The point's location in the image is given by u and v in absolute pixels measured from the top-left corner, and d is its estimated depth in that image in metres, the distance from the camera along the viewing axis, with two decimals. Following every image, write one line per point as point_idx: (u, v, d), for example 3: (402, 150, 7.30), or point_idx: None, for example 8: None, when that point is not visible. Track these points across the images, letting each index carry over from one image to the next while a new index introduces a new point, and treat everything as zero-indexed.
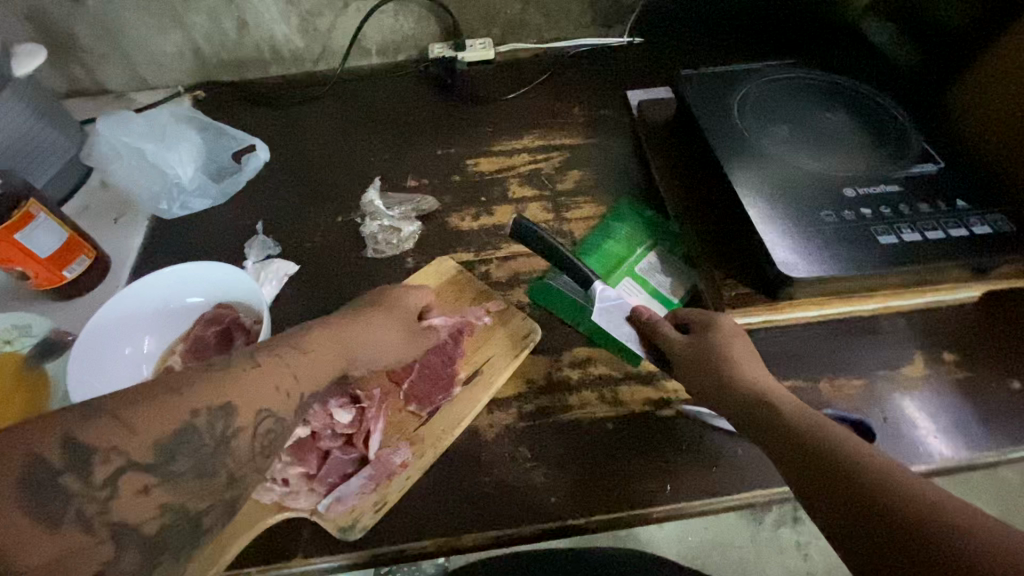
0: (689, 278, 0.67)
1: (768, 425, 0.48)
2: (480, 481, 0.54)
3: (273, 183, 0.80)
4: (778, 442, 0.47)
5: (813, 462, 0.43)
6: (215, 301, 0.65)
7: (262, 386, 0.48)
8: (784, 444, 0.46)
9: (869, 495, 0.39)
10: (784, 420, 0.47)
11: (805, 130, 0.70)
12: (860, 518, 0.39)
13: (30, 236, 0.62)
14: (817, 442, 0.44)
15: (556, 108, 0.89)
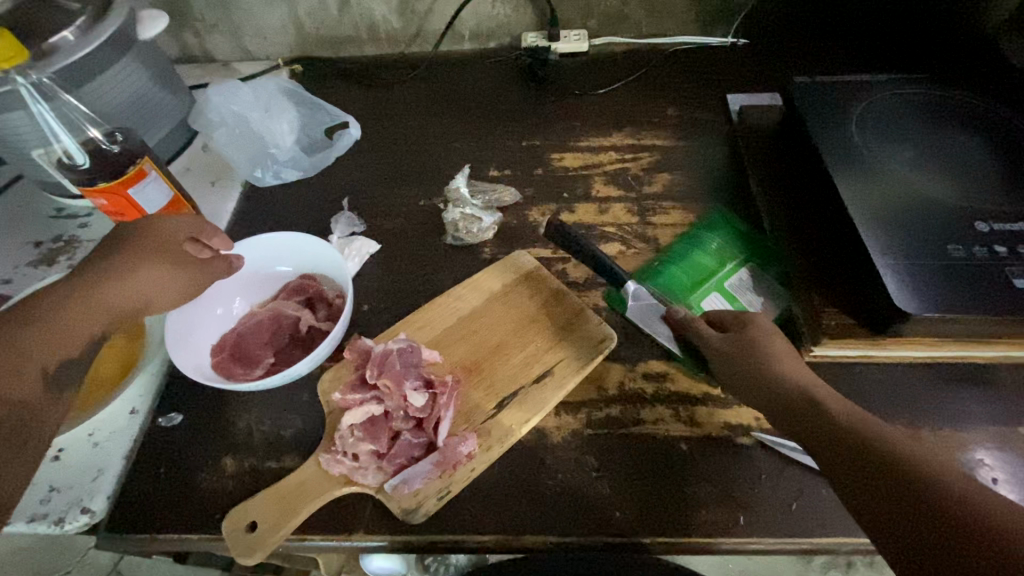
0: (781, 299, 0.63)
1: (806, 419, 0.47)
2: (543, 483, 0.54)
3: (359, 162, 0.81)
4: (821, 442, 0.45)
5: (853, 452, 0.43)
6: (301, 272, 0.67)
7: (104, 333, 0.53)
8: (821, 436, 0.45)
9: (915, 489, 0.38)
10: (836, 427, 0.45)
11: (930, 153, 0.64)
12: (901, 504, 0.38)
13: (142, 192, 0.65)
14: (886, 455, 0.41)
15: (649, 107, 0.85)
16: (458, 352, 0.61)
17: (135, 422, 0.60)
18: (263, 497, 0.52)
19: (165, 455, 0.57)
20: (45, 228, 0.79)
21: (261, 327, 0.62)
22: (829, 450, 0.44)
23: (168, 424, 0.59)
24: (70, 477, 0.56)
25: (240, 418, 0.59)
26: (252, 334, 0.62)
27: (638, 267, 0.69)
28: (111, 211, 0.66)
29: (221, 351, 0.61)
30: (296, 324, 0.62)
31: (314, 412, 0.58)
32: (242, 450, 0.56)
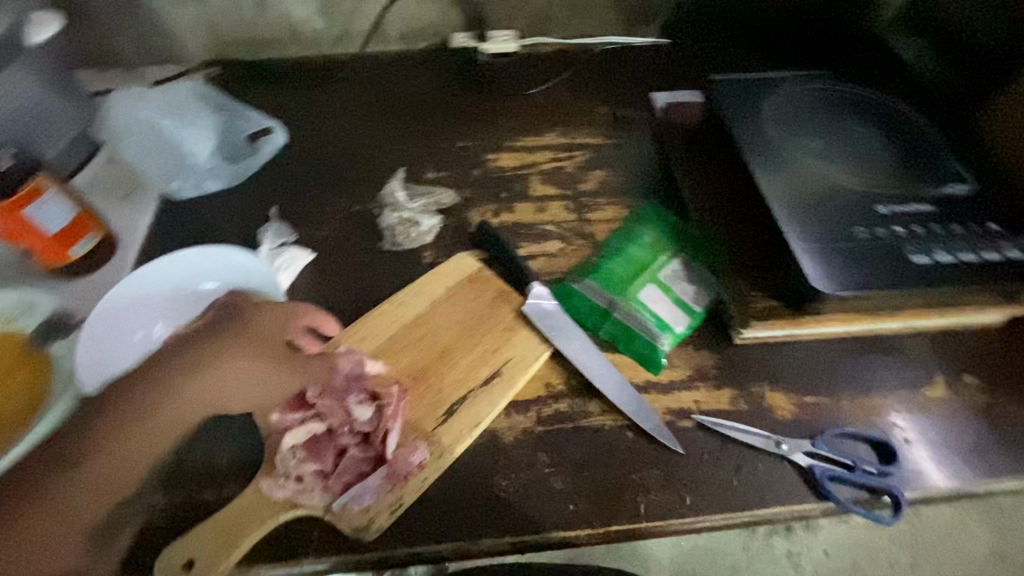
0: (712, 286, 0.66)
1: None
2: (496, 484, 0.54)
3: (287, 169, 0.78)
4: None
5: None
6: (229, 287, 0.63)
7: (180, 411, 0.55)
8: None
9: None
10: None
11: (836, 144, 0.69)
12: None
13: (38, 213, 0.60)
14: None
15: (580, 106, 0.87)
16: (404, 360, 0.60)
17: None
18: (201, 529, 0.49)
19: None
20: None
21: (188, 349, 0.58)
22: None
23: None
24: None
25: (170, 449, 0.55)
26: (177, 359, 0.57)
27: (578, 263, 0.70)
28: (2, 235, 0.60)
29: (143, 379, 0.56)
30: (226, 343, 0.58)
31: (252, 435, 0.55)
32: (175, 483, 0.53)
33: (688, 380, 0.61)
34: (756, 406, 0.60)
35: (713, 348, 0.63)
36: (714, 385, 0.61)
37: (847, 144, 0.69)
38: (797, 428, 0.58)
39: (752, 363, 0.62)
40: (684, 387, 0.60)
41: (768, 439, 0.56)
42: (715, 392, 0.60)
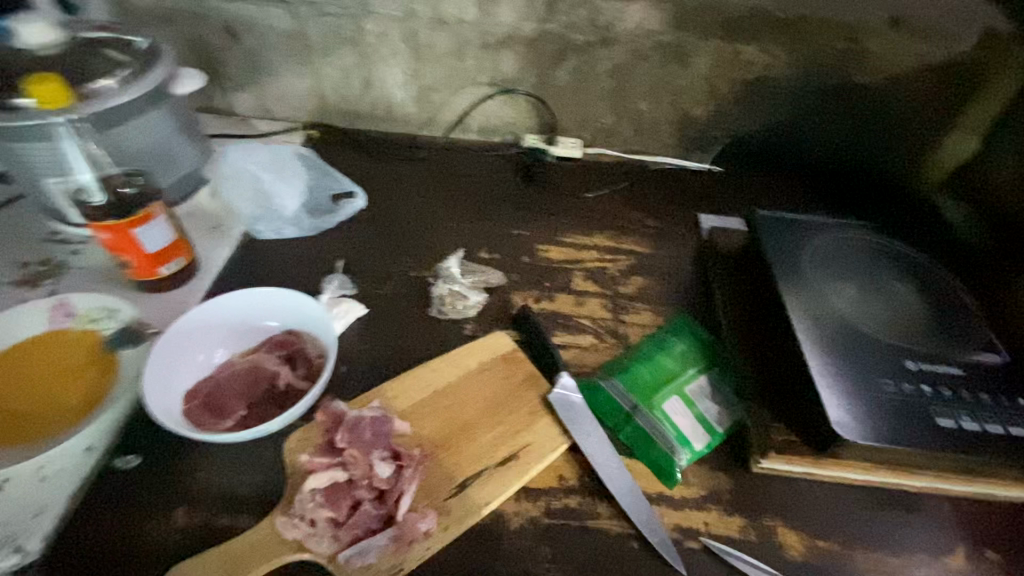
0: (735, 410, 0.67)
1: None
2: (494, 568, 0.54)
3: (358, 229, 0.86)
4: None
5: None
6: (287, 328, 0.69)
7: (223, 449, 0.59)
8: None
9: None
10: None
11: (871, 293, 0.72)
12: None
13: (145, 233, 0.68)
14: None
15: (629, 215, 0.94)
16: (429, 425, 0.63)
17: (88, 459, 0.59)
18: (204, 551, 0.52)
19: (115, 500, 0.56)
20: (35, 249, 0.81)
21: (239, 378, 0.63)
22: None
23: (124, 466, 0.58)
24: (9, 510, 0.55)
25: (199, 469, 0.58)
26: (228, 384, 0.62)
27: (608, 360, 0.73)
28: (110, 247, 0.68)
29: (194, 398, 0.61)
30: (274, 379, 0.63)
31: (277, 470, 0.58)
32: (196, 502, 0.56)
33: (700, 499, 0.61)
34: (765, 539, 0.59)
35: (728, 471, 0.64)
36: (725, 509, 0.61)
37: (882, 294, 0.72)
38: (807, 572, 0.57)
39: (766, 493, 0.62)
40: (695, 506, 0.61)
41: None
42: (725, 517, 0.60)
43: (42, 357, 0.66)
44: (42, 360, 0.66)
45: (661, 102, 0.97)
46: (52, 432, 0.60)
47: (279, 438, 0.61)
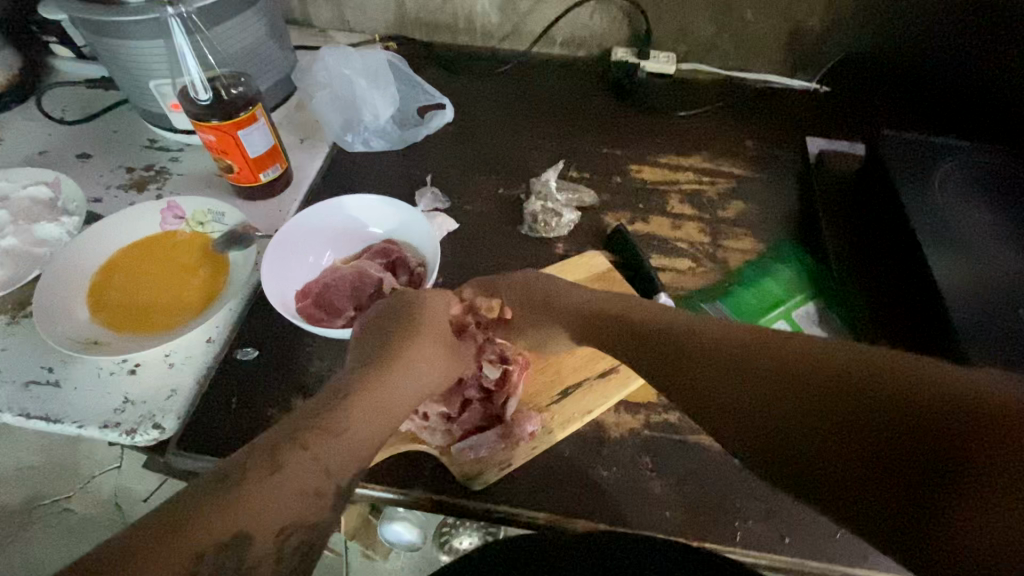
0: (844, 339, 0.64)
1: (660, 349, 0.48)
2: (598, 473, 0.55)
3: (445, 143, 0.84)
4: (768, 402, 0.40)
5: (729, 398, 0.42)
6: (388, 236, 0.69)
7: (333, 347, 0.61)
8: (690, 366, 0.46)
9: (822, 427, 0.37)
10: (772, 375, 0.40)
11: (1009, 222, 0.66)
12: (876, 451, 0.35)
13: (248, 136, 0.68)
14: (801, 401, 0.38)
15: (726, 136, 0.88)
16: (529, 337, 0.63)
17: (211, 350, 0.63)
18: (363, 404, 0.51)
19: (238, 387, 0.60)
20: (138, 156, 0.83)
21: (346, 281, 0.64)
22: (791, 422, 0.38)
23: (244, 358, 0.62)
24: (146, 391, 0.59)
25: (312, 365, 0.61)
26: (335, 287, 0.64)
27: (707, 284, 0.70)
28: (214, 149, 0.69)
29: (306, 298, 0.63)
30: (379, 284, 0.64)
31: None
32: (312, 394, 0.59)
33: None
34: None
35: None
36: None
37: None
38: None
39: None
40: None
41: None
42: None
43: (158, 253, 0.70)
44: (157, 258, 0.69)
45: (773, 10, 0.88)
46: (174, 321, 0.63)
47: None
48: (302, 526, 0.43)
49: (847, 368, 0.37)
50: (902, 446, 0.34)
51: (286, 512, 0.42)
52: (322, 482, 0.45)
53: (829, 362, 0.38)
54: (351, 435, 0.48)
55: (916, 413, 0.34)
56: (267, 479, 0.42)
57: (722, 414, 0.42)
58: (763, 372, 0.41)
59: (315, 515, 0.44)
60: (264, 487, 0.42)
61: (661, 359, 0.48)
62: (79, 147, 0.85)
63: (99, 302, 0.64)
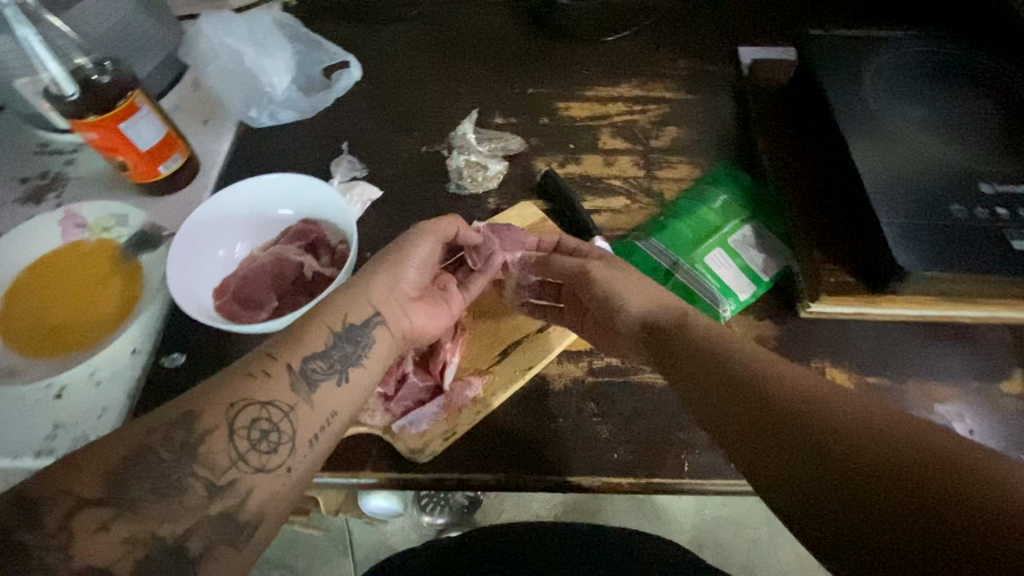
0: (783, 257, 0.63)
1: (730, 390, 0.45)
2: (545, 426, 0.56)
3: (359, 105, 0.79)
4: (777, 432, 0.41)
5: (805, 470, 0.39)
6: (303, 215, 0.65)
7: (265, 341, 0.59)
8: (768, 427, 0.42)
9: (830, 466, 0.38)
10: (794, 410, 0.41)
11: (941, 113, 0.64)
12: (899, 523, 0.34)
13: (134, 128, 0.63)
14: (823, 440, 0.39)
15: (657, 58, 0.83)
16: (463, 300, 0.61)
17: (137, 361, 0.60)
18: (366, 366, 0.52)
19: (169, 395, 0.58)
20: (28, 164, 0.77)
21: (265, 270, 0.62)
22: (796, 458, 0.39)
23: (172, 364, 0.59)
24: (75, 413, 0.57)
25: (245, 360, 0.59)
26: (255, 278, 0.61)
27: (643, 220, 0.68)
28: (100, 147, 0.63)
29: (224, 294, 0.60)
30: (300, 268, 0.62)
31: None
32: None
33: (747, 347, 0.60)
34: None
35: (775, 319, 0.61)
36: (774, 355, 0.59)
37: (954, 113, 0.64)
38: None
39: (815, 338, 0.60)
40: None
41: None
42: None
43: (64, 268, 0.65)
44: (64, 272, 0.65)
45: None
46: (91, 339, 0.60)
47: None
48: (259, 402, 0.46)
49: (883, 431, 0.37)
50: (917, 526, 0.34)
51: (237, 388, 0.45)
52: (271, 364, 0.47)
53: (910, 442, 0.36)
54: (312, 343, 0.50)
55: (955, 501, 0.33)
56: (217, 373, 0.46)
57: (790, 481, 0.39)
58: (844, 447, 0.38)
59: (273, 394, 0.46)
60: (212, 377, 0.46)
61: (740, 409, 0.44)
62: None
63: (9, 329, 0.61)
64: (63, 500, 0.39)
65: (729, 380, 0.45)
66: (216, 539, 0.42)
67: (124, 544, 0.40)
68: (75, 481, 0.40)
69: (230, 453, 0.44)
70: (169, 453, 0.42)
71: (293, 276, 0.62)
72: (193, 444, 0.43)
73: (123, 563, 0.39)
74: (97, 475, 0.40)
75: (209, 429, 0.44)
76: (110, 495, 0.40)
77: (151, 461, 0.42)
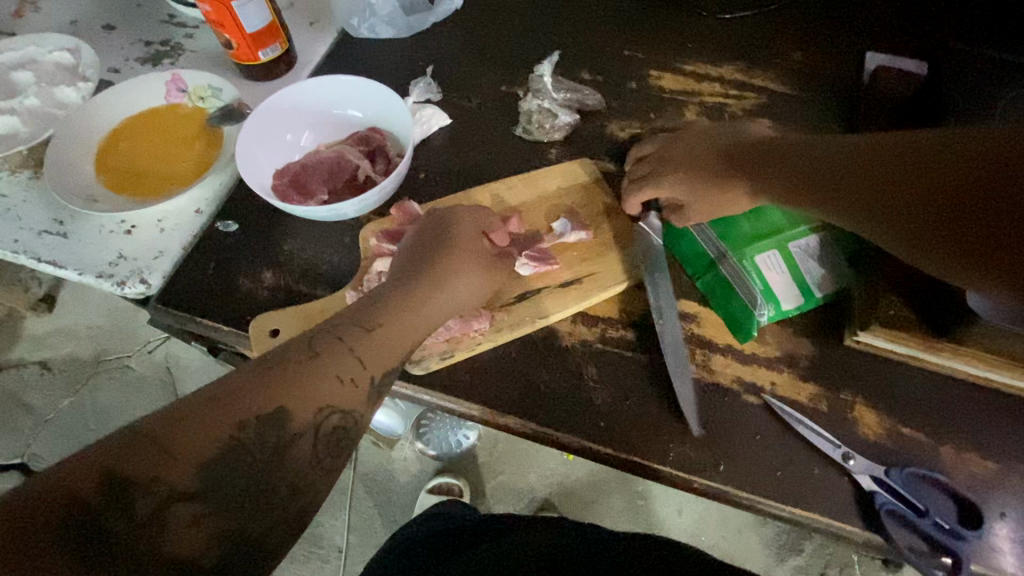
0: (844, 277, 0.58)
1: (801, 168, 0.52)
2: (540, 376, 0.56)
3: (452, 34, 0.79)
4: (854, 193, 0.47)
5: (938, 215, 0.41)
6: (371, 123, 0.68)
7: (309, 230, 0.64)
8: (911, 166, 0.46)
9: (900, 191, 0.43)
10: (863, 169, 0.47)
11: None
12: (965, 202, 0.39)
13: (243, 8, 0.67)
14: (888, 178, 0.44)
15: (773, 43, 0.76)
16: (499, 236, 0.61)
17: (198, 220, 0.66)
18: (403, 295, 0.54)
19: (215, 256, 0.63)
20: (156, 29, 0.84)
21: (323, 164, 0.65)
22: (886, 203, 0.45)
23: (224, 229, 0.64)
24: (138, 249, 0.64)
25: (286, 242, 0.63)
26: (312, 168, 0.65)
27: None
28: (211, 21, 0.68)
29: (283, 177, 0.64)
30: (355, 169, 0.64)
31: (352, 255, 0.62)
32: (281, 268, 0.62)
33: (773, 360, 0.56)
34: (837, 414, 0.54)
35: (814, 339, 0.57)
36: (800, 375, 0.55)
37: None
38: (875, 453, 0.52)
39: (853, 370, 0.55)
40: (766, 365, 0.56)
41: (836, 447, 0.51)
42: (797, 383, 0.55)
43: (160, 123, 0.72)
44: (159, 127, 0.72)
45: None
46: (166, 190, 0.67)
47: (357, 227, 0.64)
48: (339, 410, 0.46)
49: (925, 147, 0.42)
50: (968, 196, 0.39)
51: (325, 394, 0.45)
52: (354, 362, 0.48)
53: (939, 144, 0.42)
54: (361, 331, 0.50)
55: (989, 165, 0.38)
56: (287, 375, 0.44)
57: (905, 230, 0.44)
58: (917, 181, 0.42)
59: (350, 403, 0.46)
60: (292, 363, 0.45)
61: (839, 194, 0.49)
62: (103, 17, 0.86)
63: (106, 164, 0.68)
64: (157, 487, 0.37)
65: (822, 180, 0.50)
66: (293, 531, 0.42)
67: (212, 538, 0.38)
68: (168, 472, 0.37)
69: (310, 459, 0.43)
70: (261, 453, 0.41)
71: (345, 175, 0.64)
72: (284, 444, 0.42)
73: (205, 557, 0.37)
74: (190, 465, 0.38)
75: (297, 433, 0.43)
76: (203, 488, 0.38)
77: (235, 464, 0.40)
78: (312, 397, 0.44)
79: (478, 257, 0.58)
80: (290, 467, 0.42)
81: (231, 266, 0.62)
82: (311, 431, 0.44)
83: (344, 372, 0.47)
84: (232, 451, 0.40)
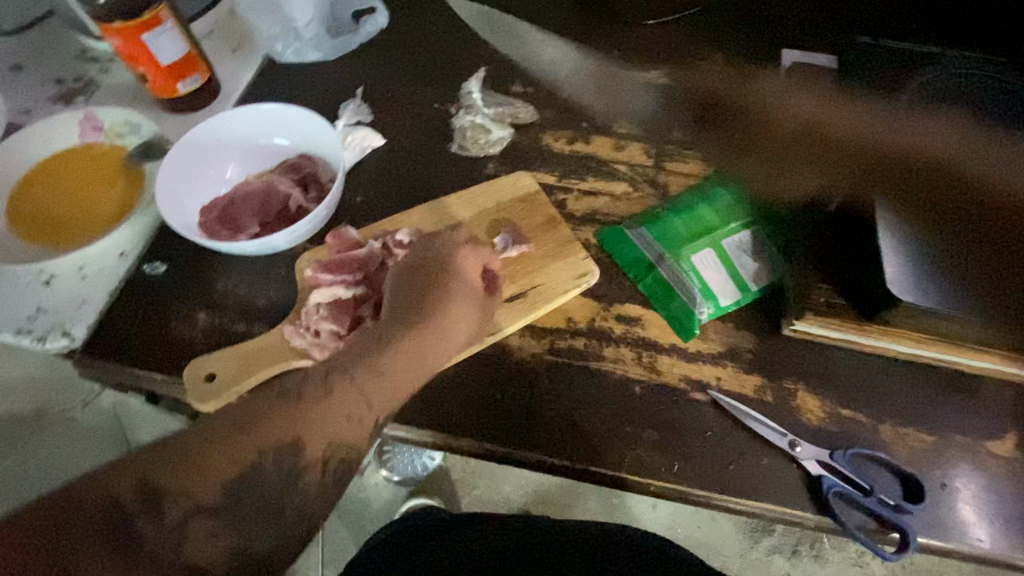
0: (778, 268, 0.60)
1: None
2: (491, 394, 0.56)
3: (380, 55, 0.78)
4: None
5: None
6: (300, 150, 0.66)
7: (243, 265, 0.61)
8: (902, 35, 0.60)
9: None
10: None
11: None
12: None
13: (155, 40, 0.64)
14: None
15: (696, 45, 0.78)
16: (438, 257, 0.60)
17: (123, 264, 0.62)
18: None
19: (143, 301, 0.60)
20: (67, 66, 0.80)
21: (253, 196, 0.63)
22: None
23: (153, 272, 0.61)
24: (59, 300, 0.60)
25: (219, 280, 0.61)
26: (241, 202, 0.63)
27: (639, 210, 0.66)
28: (124, 55, 0.65)
29: (211, 213, 0.62)
30: (286, 199, 0.63)
31: (290, 287, 0.60)
32: (215, 307, 0.59)
33: (718, 355, 0.57)
34: (781, 402, 0.55)
35: (754, 331, 0.58)
36: (744, 368, 0.57)
37: None
38: (820, 437, 0.54)
39: (793, 358, 0.57)
40: (711, 361, 0.57)
41: (783, 436, 0.52)
42: (742, 376, 0.56)
43: (75, 165, 0.68)
44: (75, 169, 0.68)
45: None
46: (86, 235, 0.63)
47: (294, 259, 0.62)
48: (344, 447, 0.47)
49: None
50: None
51: (332, 430, 0.47)
52: (347, 397, 0.48)
53: None
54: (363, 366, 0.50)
55: None
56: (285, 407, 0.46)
57: None
58: None
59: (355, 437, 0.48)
60: (286, 397, 0.47)
61: None
62: (7, 57, 0.81)
63: (18, 213, 0.64)
64: (181, 501, 0.41)
65: None
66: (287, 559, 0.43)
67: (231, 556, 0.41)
68: (192, 487, 0.41)
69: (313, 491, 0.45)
70: (274, 479, 0.43)
71: (276, 205, 0.63)
72: (297, 473, 0.45)
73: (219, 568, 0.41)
74: (219, 484, 0.42)
75: (309, 464, 0.45)
76: (221, 506, 0.41)
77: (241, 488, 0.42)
78: (325, 435, 0.46)
79: (418, 279, 0.57)
80: (295, 496, 0.44)
81: (161, 310, 0.59)
82: (321, 465, 0.46)
83: (350, 412, 0.48)
84: (250, 477, 0.43)
